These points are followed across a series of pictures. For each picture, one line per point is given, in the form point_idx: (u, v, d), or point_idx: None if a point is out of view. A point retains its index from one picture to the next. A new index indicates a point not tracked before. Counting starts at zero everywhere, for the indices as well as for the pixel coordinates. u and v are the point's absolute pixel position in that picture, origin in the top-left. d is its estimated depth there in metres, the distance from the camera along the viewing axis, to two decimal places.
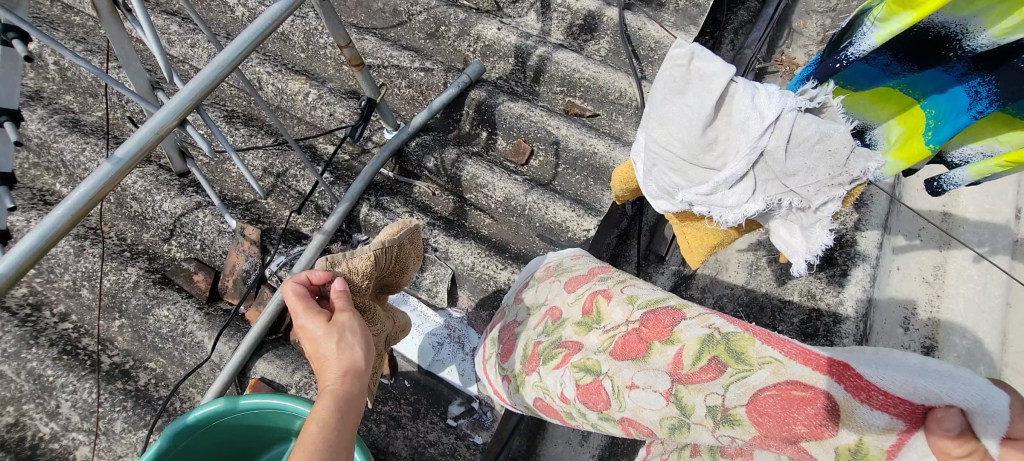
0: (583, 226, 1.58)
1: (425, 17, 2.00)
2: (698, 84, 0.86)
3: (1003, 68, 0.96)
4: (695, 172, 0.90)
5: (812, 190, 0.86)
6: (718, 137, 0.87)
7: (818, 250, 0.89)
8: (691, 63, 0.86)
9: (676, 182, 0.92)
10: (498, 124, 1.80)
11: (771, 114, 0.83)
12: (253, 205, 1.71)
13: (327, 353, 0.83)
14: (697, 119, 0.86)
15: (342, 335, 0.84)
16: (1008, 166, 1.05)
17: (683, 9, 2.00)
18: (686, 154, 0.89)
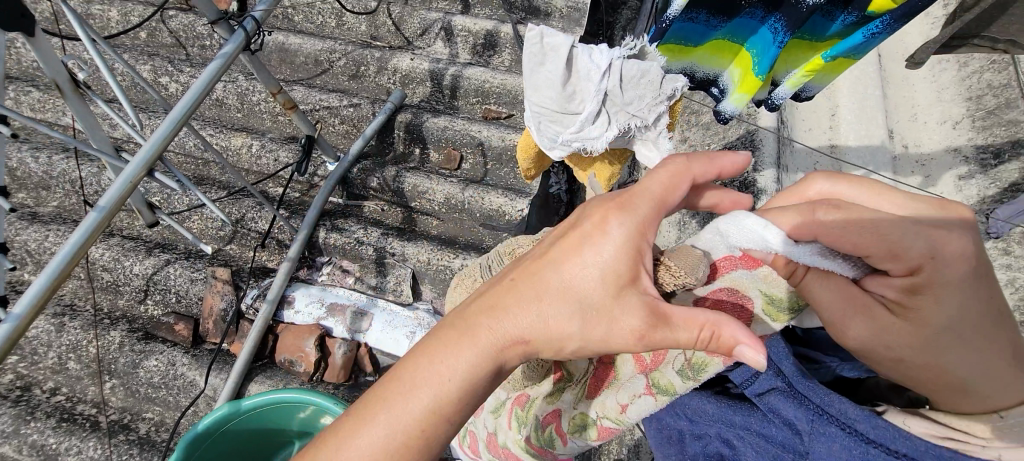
0: (517, 207, 1.81)
1: (344, 61, 2.23)
2: (551, 55, 1.06)
3: (787, 8, 1.20)
4: (565, 119, 1.11)
5: (648, 112, 1.09)
6: (574, 89, 1.09)
7: (667, 153, 1.13)
8: (543, 40, 1.05)
9: (555, 131, 1.13)
10: (427, 139, 2.03)
11: (605, 64, 1.06)
12: (219, 254, 1.86)
13: (559, 305, 0.67)
14: (555, 79, 1.07)
15: (591, 310, 0.67)
16: (811, 75, 1.32)
17: (567, 14, 2.33)
18: (556, 107, 1.10)
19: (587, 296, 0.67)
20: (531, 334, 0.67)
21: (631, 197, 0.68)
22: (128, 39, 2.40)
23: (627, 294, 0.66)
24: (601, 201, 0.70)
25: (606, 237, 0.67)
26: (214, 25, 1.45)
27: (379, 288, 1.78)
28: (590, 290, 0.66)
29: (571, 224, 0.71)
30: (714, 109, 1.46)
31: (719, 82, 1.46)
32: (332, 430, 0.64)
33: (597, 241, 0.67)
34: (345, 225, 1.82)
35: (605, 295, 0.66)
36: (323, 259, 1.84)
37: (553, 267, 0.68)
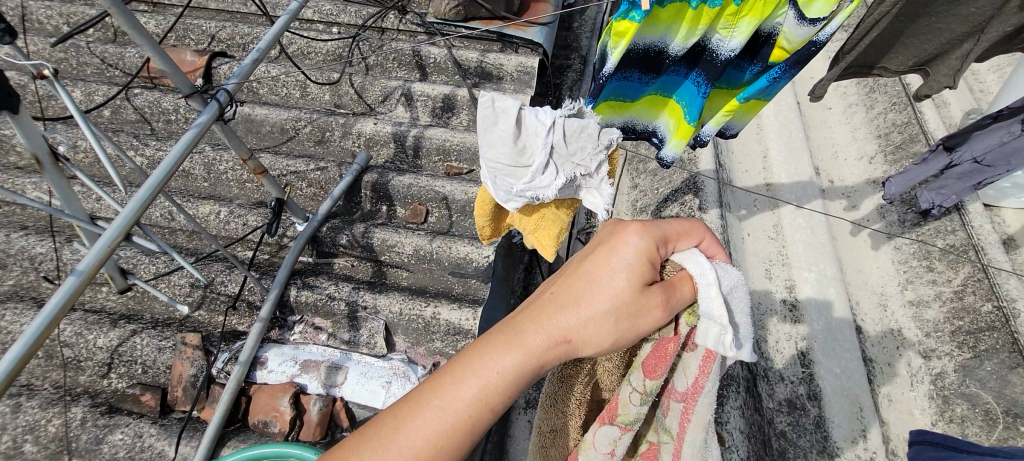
0: (483, 254, 1.92)
1: (310, 128, 2.35)
2: (501, 117, 1.20)
3: (705, 63, 1.40)
4: (518, 172, 1.24)
5: (589, 162, 1.24)
6: (524, 144, 1.22)
7: (609, 199, 1.28)
8: (494, 104, 1.19)
9: (510, 184, 1.24)
10: (394, 196, 2.13)
11: (549, 121, 1.21)
12: (187, 320, 1.86)
13: (595, 305, 0.76)
14: (507, 136, 1.20)
15: (623, 306, 0.77)
16: (730, 115, 1.50)
17: (518, 78, 2.57)
18: (509, 161, 1.22)
19: (612, 297, 0.77)
20: (574, 328, 0.75)
21: (645, 224, 0.83)
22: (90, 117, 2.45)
23: (650, 293, 0.79)
24: (616, 227, 0.84)
25: (627, 250, 0.79)
26: (188, 98, 1.53)
27: (353, 342, 1.82)
28: (622, 290, 0.77)
29: (594, 247, 0.84)
30: (657, 157, 1.62)
31: (658, 132, 1.65)
32: (393, 414, 0.69)
33: (618, 251, 0.79)
34: (316, 282, 1.87)
35: (629, 293, 0.77)
36: (295, 318, 1.86)
37: (587, 275, 0.78)
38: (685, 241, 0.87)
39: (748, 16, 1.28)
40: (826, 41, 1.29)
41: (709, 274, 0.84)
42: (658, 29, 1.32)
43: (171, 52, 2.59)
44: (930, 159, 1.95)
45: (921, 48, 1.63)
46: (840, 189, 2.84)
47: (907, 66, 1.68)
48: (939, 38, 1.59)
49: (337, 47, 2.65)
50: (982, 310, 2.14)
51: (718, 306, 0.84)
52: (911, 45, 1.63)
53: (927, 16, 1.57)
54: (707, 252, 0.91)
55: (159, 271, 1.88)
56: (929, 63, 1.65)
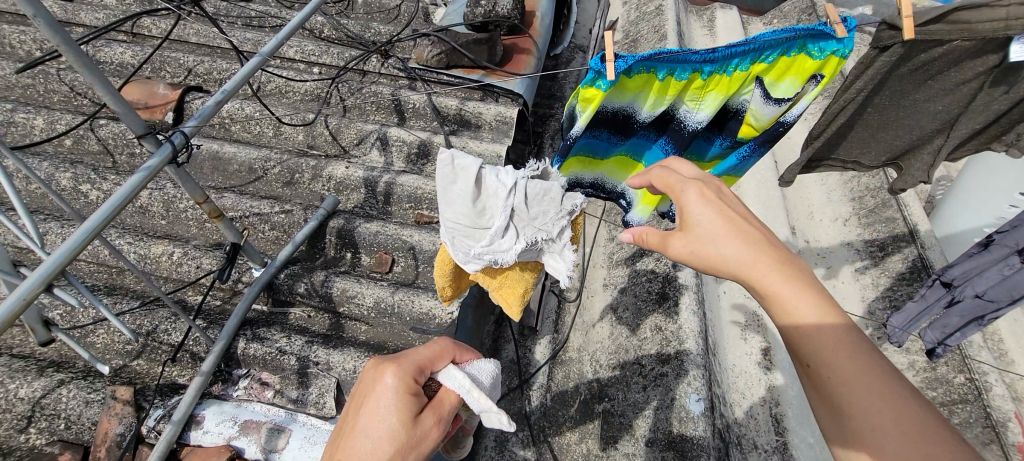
0: (447, 309, 1.84)
1: (279, 169, 2.28)
2: (461, 176, 1.15)
3: (673, 133, 1.42)
4: (477, 234, 1.18)
5: (549, 226, 1.17)
6: (484, 204, 1.17)
7: (570, 267, 1.19)
8: (455, 163, 1.15)
9: (470, 245, 1.18)
10: (359, 244, 2.06)
11: (511, 182, 1.16)
12: (123, 370, 1.74)
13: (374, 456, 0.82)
14: (465, 196, 1.15)
15: (403, 445, 0.85)
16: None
17: (496, 127, 2.58)
18: (468, 222, 1.16)
19: (393, 438, 0.84)
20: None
21: (398, 362, 0.91)
22: (50, 146, 2.35)
23: (422, 420, 0.88)
24: (376, 370, 0.91)
25: (387, 394, 0.87)
26: (140, 138, 1.46)
27: (300, 402, 1.69)
28: (397, 429, 0.85)
29: (363, 397, 0.91)
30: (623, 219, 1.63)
31: (626, 196, 1.62)
32: None
33: (383, 397, 0.87)
34: (267, 334, 1.77)
35: (408, 428, 0.86)
36: (240, 371, 1.75)
37: (364, 429, 0.85)
38: (439, 359, 0.97)
39: (714, 91, 1.31)
40: (792, 123, 1.35)
41: (464, 381, 0.96)
42: (627, 96, 1.30)
43: (143, 84, 2.53)
44: (930, 291, 2.02)
45: (892, 144, 1.67)
46: (817, 249, 2.90)
47: (881, 161, 1.72)
48: (909, 134, 1.63)
49: (315, 87, 2.62)
50: (955, 382, 2.11)
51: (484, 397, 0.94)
52: (881, 138, 1.67)
53: (892, 111, 1.59)
54: (459, 359, 1.03)
55: (101, 316, 1.77)
56: (901, 158, 1.71)
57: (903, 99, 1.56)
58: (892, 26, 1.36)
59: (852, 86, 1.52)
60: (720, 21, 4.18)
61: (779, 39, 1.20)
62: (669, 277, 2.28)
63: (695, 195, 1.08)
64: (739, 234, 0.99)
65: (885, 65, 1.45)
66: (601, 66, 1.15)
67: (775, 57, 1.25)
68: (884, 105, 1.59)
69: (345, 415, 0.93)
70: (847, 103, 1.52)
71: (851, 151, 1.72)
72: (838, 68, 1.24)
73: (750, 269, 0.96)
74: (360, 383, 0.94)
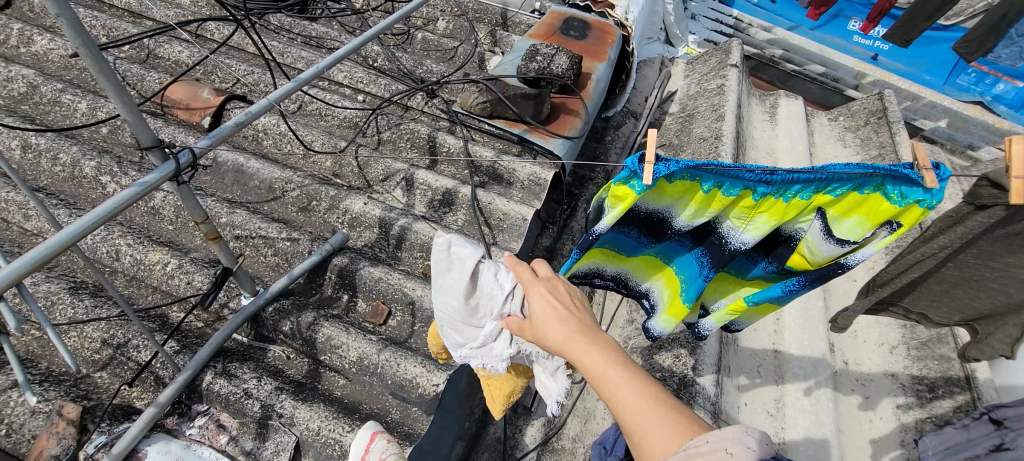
0: (432, 381, 1.68)
1: (298, 193, 2.22)
2: (458, 266, 1.19)
3: (710, 244, 1.30)
4: (468, 330, 1.20)
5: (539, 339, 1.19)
6: (477, 303, 1.18)
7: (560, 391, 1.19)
8: (453, 252, 1.21)
9: (459, 338, 1.21)
10: (358, 287, 1.94)
11: (508, 284, 1.16)
12: (82, 381, 1.65)
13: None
14: (459, 288, 1.17)
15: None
16: (734, 314, 1.35)
17: (528, 187, 2.47)
18: (460, 316, 1.19)
19: None
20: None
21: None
22: (87, 131, 2.38)
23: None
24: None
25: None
26: (145, 150, 1.41)
27: (252, 455, 1.56)
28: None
29: None
30: (643, 326, 1.45)
31: (650, 296, 1.48)
32: None
33: None
34: (237, 371, 1.66)
35: None
36: (200, 407, 1.64)
37: None
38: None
39: (766, 214, 1.19)
40: (855, 267, 1.17)
41: None
42: (664, 200, 1.20)
43: (190, 85, 2.55)
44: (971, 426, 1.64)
45: (970, 305, 1.47)
46: (855, 374, 2.58)
47: (952, 319, 1.52)
48: (991, 299, 1.42)
49: (354, 115, 2.60)
50: None
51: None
52: (956, 295, 1.47)
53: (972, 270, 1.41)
54: None
55: (76, 318, 1.70)
56: (978, 321, 1.50)
57: (991, 261, 1.38)
58: (997, 185, 1.23)
59: (934, 239, 1.41)
60: (782, 110, 4.01)
61: (852, 174, 1.09)
62: (686, 381, 2.05)
63: (535, 283, 1.08)
64: (558, 311, 1.02)
65: (978, 225, 1.33)
66: (638, 168, 1.04)
67: (844, 191, 1.14)
68: (967, 263, 1.42)
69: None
70: (925, 257, 1.42)
71: (918, 303, 1.53)
72: (920, 219, 1.08)
73: (565, 341, 0.97)
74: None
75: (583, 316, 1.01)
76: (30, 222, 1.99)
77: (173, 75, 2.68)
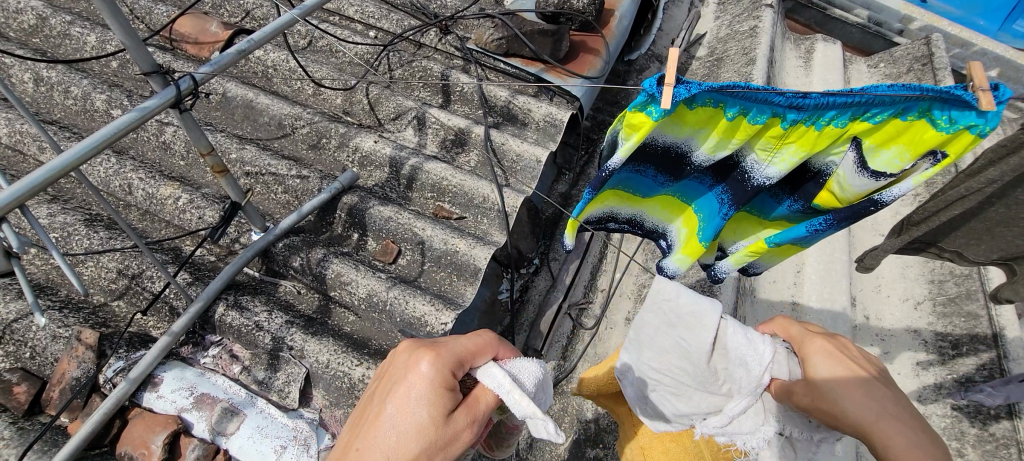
0: (441, 319, 1.67)
1: (307, 130, 2.18)
2: (693, 324, 1.30)
3: (731, 181, 1.22)
4: (697, 395, 1.32)
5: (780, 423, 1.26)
6: (716, 369, 1.27)
7: None
8: (686, 308, 1.32)
9: (682, 400, 1.34)
10: (368, 226, 1.93)
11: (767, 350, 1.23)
12: (100, 309, 1.69)
13: (409, 443, 0.95)
14: (697, 350, 1.28)
15: (431, 444, 0.96)
16: (754, 255, 1.32)
17: (543, 128, 2.37)
18: (692, 380, 1.32)
19: (411, 436, 0.96)
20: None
21: (436, 350, 1.02)
22: (97, 65, 2.35)
23: (456, 419, 0.99)
24: (410, 356, 1.03)
25: (425, 384, 0.99)
26: (146, 76, 1.36)
27: (264, 384, 1.60)
28: (428, 423, 0.97)
29: (398, 377, 1.02)
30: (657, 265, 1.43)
31: (668, 236, 1.44)
32: None
33: (413, 387, 0.98)
34: (248, 304, 1.68)
35: (428, 431, 0.97)
36: (213, 338, 1.68)
37: (393, 420, 0.97)
38: (478, 356, 1.06)
39: (794, 144, 1.10)
40: (889, 203, 1.10)
41: (501, 385, 1.03)
42: (683, 131, 1.12)
43: (198, 18, 2.48)
44: None
45: (1012, 243, 1.37)
46: (875, 329, 2.54)
47: (990, 257, 1.44)
48: None
49: (365, 52, 2.51)
50: None
51: (528, 403, 1.00)
52: (999, 234, 1.38)
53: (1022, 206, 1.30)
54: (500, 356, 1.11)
55: (92, 249, 1.73)
56: (1015, 260, 1.42)
57: None
58: None
59: (982, 173, 1.26)
60: (819, 54, 3.76)
61: (895, 97, 0.99)
62: None
63: (822, 347, 1.15)
64: (855, 382, 1.07)
65: None
66: (656, 90, 0.96)
67: (883, 118, 1.04)
68: (1018, 201, 1.30)
69: (370, 402, 1.04)
70: (969, 193, 1.28)
71: (955, 241, 1.43)
72: (970, 148, 0.98)
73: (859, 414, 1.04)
74: (393, 363, 1.06)
75: (881, 388, 1.05)
76: (45, 154, 2.01)
77: (181, 8, 2.60)
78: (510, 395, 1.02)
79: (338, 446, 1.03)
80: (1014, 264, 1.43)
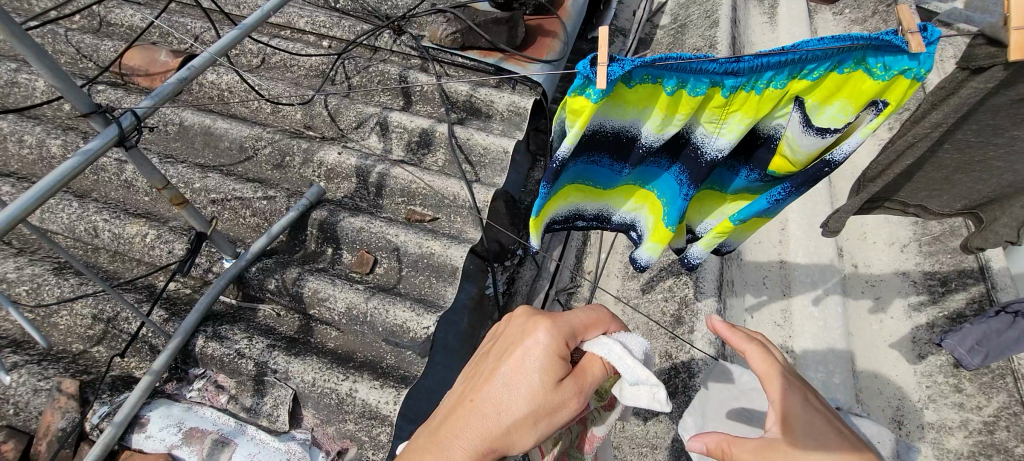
0: (423, 324, 1.67)
1: (270, 150, 2.15)
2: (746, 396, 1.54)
3: (685, 159, 1.23)
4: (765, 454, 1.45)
5: None
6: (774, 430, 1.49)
7: None
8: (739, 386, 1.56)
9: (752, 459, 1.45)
10: (341, 239, 1.91)
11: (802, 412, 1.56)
12: (81, 357, 1.68)
13: (522, 400, 1.00)
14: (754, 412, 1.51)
15: (540, 406, 1.01)
16: (723, 237, 1.31)
17: (508, 118, 2.35)
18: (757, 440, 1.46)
19: (523, 397, 1.01)
20: (518, 418, 1.00)
21: (555, 320, 1.07)
22: (49, 110, 2.31)
23: (566, 387, 1.03)
24: (528, 323, 1.09)
25: (539, 349, 1.04)
26: (86, 117, 1.33)
27: (253, 411, 1.60)
28: (540, 386, 1.02)
29: (514, 341, 1.08)
30: (632, 257, 1.45)
31: (638, 227, 1.47)
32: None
33: (530, 351, 1.04)
34: (228, 333, 1.67)
35: (538, 394, 1.01)
36: (197, 371, 1.67)
37: (507, 379, 1.02)
38: (592, 331, 1.11)
39: (740, 112, 1.09)
40: (841, 161, 1.13)
41: (614, 354, 1.07)
42: (628, 113, 1.12)
43: (146, 50, 2.43)
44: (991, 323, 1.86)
45: (972, 190, 1.42)
46: (864, 276, 2.53)
47: (954, 207, 1.47)
48: (996, 180, 1.38)
49: (320, 63, 2.47)
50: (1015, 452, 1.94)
51: (642, 369, 1.04)
52: (956, 180, 1.41)
53: (974, 149, 1.32)
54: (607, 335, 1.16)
55: (64, 297, 1.71)
56: (981, 207, 1.46)
57: (996, 136, 1.29)
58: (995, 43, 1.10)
59: (925, 118, 1.26)
60: (782, 8, 3.72)
61: (828, 51, 1.00)
62: (687, 300, 2.18)
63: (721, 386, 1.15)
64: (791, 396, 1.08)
65: (972, 95, 1.20)
66: (590, 72, 0.94)
67: (822, 74, 1.04)
68: (965, 142, 1.32)
69: (485, 361, 1.10)
70: (918, 141, 1.28)
71: (916, 194, 1.46)
72: (908, 92, 1.03)
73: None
74: (510, 329, 1.12)
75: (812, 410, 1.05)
76: None
77: (128, 41, 2.56)
78: (624, 364, 1.06)
79: (447, 405, 1.08)
80: (980, 212, 1.47)
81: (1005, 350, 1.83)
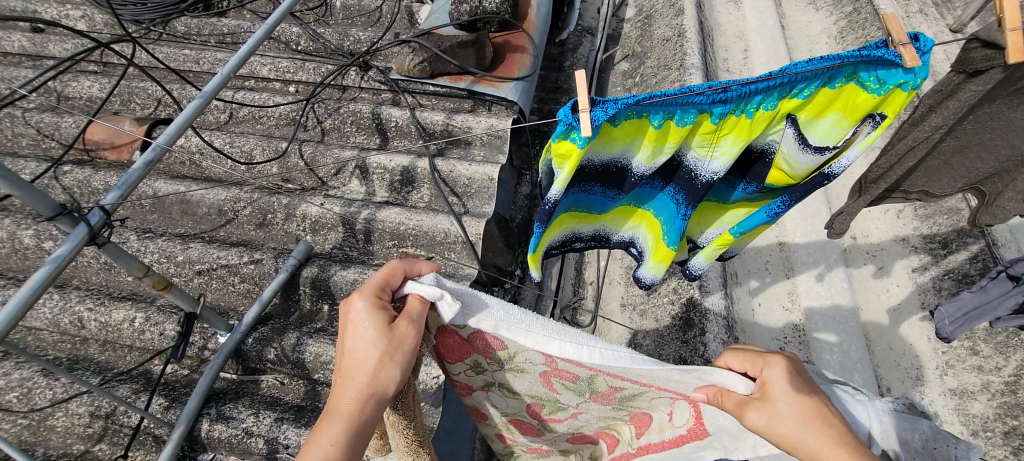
0: (431, 373, 1.69)
1: (250, 210, 2.08)
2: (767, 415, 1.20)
3: (679, 180, 1.20)
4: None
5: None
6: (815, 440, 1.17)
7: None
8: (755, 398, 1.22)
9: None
10: (336, 294, 1.85)
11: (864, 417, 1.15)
12: (84, 457, 1.62)
13: (369, 353, 0.99)
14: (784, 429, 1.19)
15: (386, 350, 1.00)
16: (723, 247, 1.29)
17: (489, 142, 2.30)
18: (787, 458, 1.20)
19: (368, 350, 0.99)
20: (372, 373, 0.98)
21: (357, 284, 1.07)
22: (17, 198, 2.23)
23: (399, 324, 1.03)
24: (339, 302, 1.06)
25: (360, 311, 1.02)
26: (52, 220, 1.27)
27: None
28: (377, 337, 1.00)
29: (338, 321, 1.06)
30: (634, 275, 1.42)
31: (637, 244, 1.44)
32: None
33: (354, 317, 1.02)
34: (233, 413, 1.62)
35: (382, 339, 1.00)
36: (205, 456, 1.64)
37: (348, 348, 1.00)
38: (393, 277, 1.09)
39: (731, 135, 1.06)
40: (840, 174, 1.15)
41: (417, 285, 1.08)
42: (616, 147, 1.08)
43: (109, 121, 2.36)
44: (990, 290, 1.67)
45: (973, 167, 1.39)
46: (864, 247, 2.51)
47: (956, 187, 1.44)
48: (996, 156, 1.36)
49: (288, 111, 2.41)
50: None
51: (428, 289, 1.07)
52: (956, 163, 1.39)
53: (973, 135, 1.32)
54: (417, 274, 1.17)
55: (58, 398, 1.65)
56: (983, 183, 1.44)
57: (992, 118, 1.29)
58: (990, 45, 1.10)
59: (924, 121, 1.26)
60: None
61: (818, 71, 0.97)
62: (694, 301, 2.14)
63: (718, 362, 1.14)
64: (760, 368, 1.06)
65: (972, 96, 1.19)
66: (573, 120, 0.90)
67: (813, 92, 1.03)
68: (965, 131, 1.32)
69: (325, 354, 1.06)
70: (918, 144, 1.27)
71: (917, 182, 1.43)
72: (904, 104, 1.01)
73: (777, 424, 0.98)
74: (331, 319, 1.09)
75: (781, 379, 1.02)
76: None
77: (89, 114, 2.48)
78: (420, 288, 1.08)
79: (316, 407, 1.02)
80: (982, 187, 1.45)
81: (983, 315, 1.68)
